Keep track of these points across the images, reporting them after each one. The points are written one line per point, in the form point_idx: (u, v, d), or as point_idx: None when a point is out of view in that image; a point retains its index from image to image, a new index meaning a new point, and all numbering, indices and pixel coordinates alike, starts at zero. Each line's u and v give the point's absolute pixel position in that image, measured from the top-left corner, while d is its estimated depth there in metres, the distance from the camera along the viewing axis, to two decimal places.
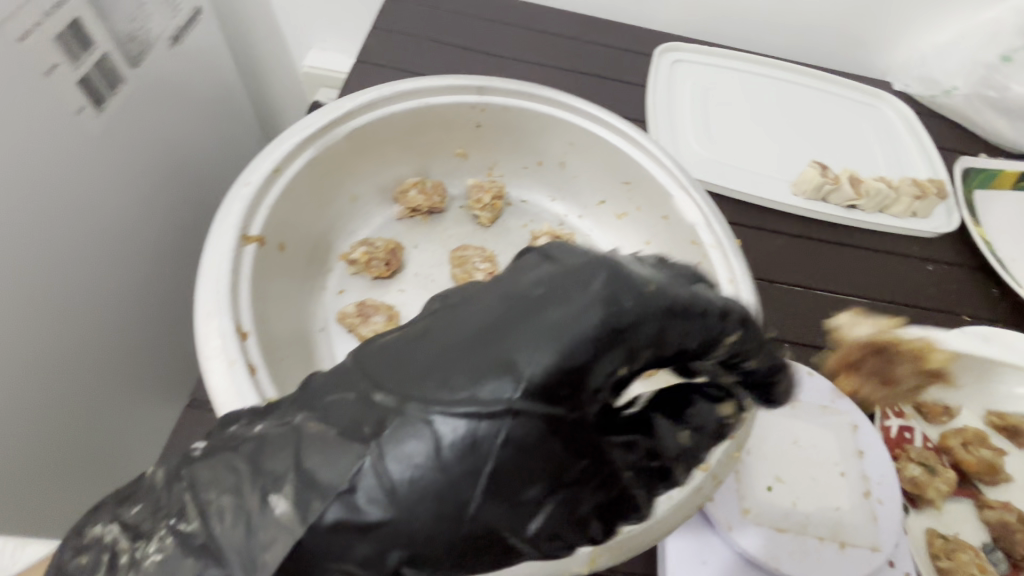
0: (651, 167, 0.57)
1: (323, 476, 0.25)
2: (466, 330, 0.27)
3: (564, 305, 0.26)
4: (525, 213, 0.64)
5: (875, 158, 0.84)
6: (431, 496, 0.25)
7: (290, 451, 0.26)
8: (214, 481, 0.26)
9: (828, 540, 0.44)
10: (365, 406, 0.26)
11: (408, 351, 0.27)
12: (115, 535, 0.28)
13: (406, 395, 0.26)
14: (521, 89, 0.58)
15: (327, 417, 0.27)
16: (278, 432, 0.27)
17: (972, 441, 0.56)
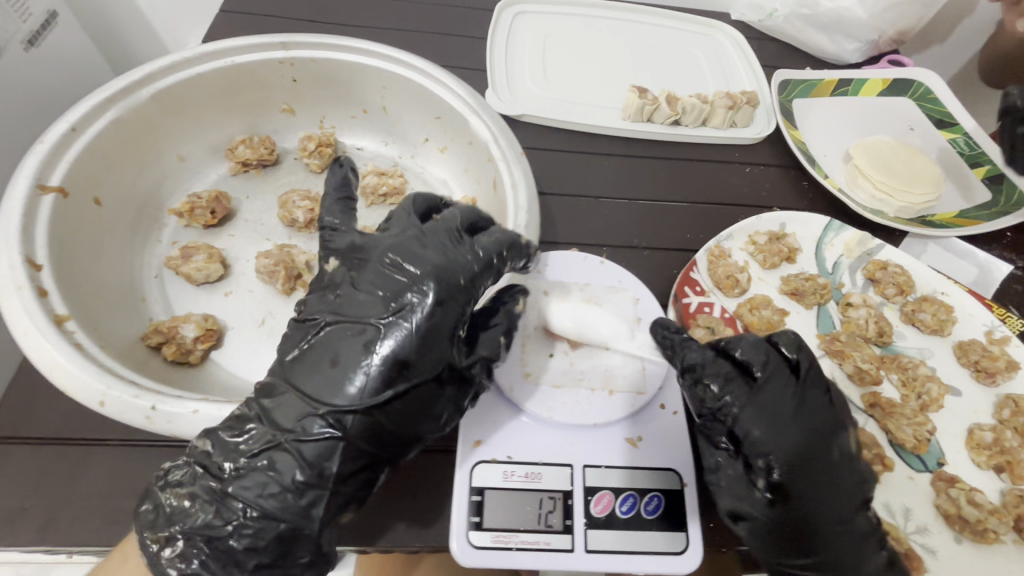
0: (450, 98, 0.63)
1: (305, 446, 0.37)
2: (333, 339, 0.40)
3: (398, 308, 0.40)
4: (358, 158, 0.70)
5: (703, 80, 0.91)
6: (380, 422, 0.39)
7: (286, 432, 0.38)
8: (282, 469, 0.37)
9: (598, 389, 0.52)
10: (308, 400, 0.38)
11: (303, 364, 0.40)
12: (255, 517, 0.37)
13: (315, 391, 0.38)
14: (325, 41, 0.63)
15: (271, 414, 0.39)
16: (276, 417, 0.38)
17: (758, 305, 0.64)
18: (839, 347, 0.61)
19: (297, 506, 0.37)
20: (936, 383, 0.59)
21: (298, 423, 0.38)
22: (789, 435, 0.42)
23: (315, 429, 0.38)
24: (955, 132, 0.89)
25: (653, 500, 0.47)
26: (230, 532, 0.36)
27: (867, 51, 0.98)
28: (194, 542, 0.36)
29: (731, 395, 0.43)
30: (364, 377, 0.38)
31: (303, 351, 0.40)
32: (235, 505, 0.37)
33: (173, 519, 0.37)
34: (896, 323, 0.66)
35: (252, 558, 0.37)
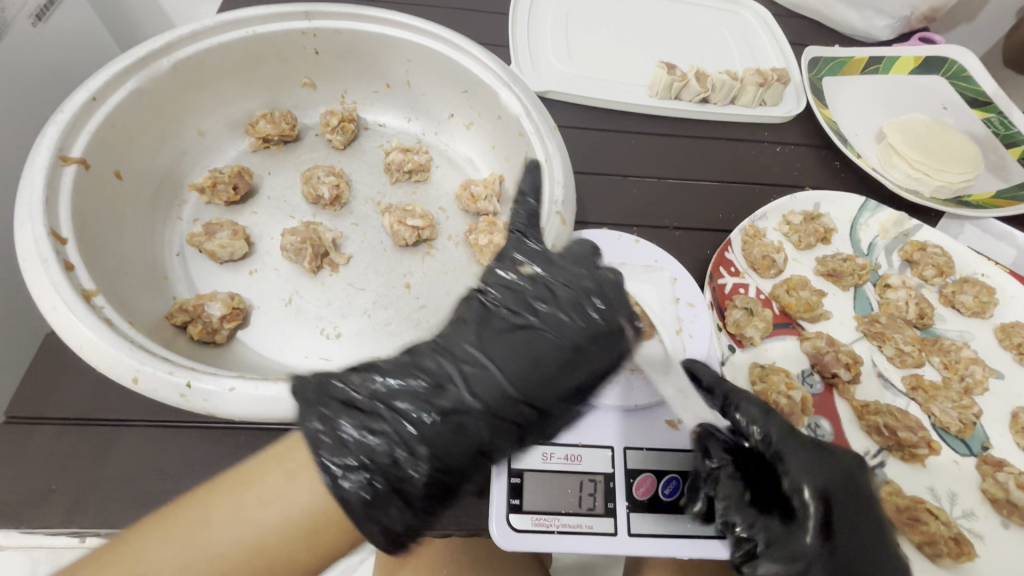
0: (479, 71, 0.61)
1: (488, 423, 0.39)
2: (532, 340, 0.41)
3: (594, 337, 0.42)
4: (380, 134, 0.68)
5: (730, 57, 0.88)
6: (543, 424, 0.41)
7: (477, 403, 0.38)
8: (472, 425, 0.38)
9: (638, 370, 0.50)
10: (501, 390, 0.39)
11: (503, 346, 0.40)
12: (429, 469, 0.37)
13: (508, 381, 0.39)
14: (349, 11, 0.61)
15: (473, 381, 0.39)
16: (469, 385, 0.39)
17: (795, 286, 0.62)
18: (879, 330, 0.59)
19: (471, 464, 0.38)
20: (980, 366, 0.58)
21: (491, 402, 0.38)
22: (851, 510, 0.42)
23: (505, 413, 0.39)
24: (990, 110, 0.87)
25: (697, 483, 0.46)
26: (406, 462, 0.36)
27: (897, 29, 0.95)
28: (375, 476, 0.35)
29: (783, 447, 0.44)
30: (545, 380, 0.40)
31: (498, 338, 0.41)
32: (422, 452, 0.36)
33: (358, 450, 0.35)
34: (935, 305, 0.64)
35: (423, 500, 0.37)
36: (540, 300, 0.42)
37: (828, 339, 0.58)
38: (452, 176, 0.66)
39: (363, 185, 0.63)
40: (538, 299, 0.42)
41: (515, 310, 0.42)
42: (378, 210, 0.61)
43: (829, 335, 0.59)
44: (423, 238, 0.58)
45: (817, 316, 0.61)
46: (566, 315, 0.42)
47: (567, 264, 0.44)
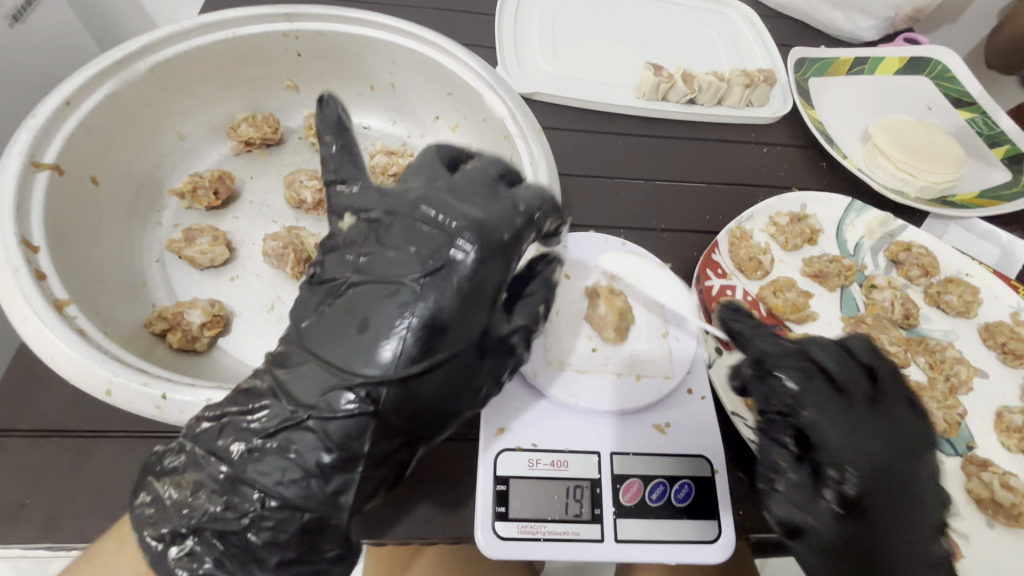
0: (463, 72, 0.60)
1: (332, 402, 0.35)
2: (360, 306, 0.37)
3: (438, 267, 0.37)
4: (364, 137, 0.67)
5: (717, 58, 0.88)
6: (433, 388, 0.37)
7: (317, 389, 0.35)
8: (311, 435, 0.35)
9: (625, 374, 0.50)
10: (329, 372, 0.35)
11: (323, 332, 0.37)
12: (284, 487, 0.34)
13: (342, 360, 0.35)
14: (330, 13, 0.60)
15: (288, 388, 0.36)
16: (299, 383, 0.36)
17: (782, 288, 0.62)
18: (864, 330, 0.60)
19: (322, 492, 0.34)
20: (964, 365, 0.58)
21: (327, 385, 0.35)
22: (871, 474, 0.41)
23: (347, 404, 0.35)
24: (973, 111, 0.87)
25: (683, 488, 0.46)
26: (256, 492, 0.34)
27: (882, 30, 0.96)
28: (251, 519, 0.34)
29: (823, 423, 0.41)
30: (393, 336, 0.35)
31: (323, 322, 0.38)
32: (249, 493, 0.34)
33: (178, 512, 0.35)
34: (920, 305, 0.65)
35: (299, 521, 0.35)
36: (358, 264, 0.39)
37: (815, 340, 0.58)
38: None
39: None
40: (357, 264, 0.39)
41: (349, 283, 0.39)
42: None
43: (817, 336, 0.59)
44: None
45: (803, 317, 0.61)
46: (393, 266, 0.38)
47: (393, 202, 0.40)
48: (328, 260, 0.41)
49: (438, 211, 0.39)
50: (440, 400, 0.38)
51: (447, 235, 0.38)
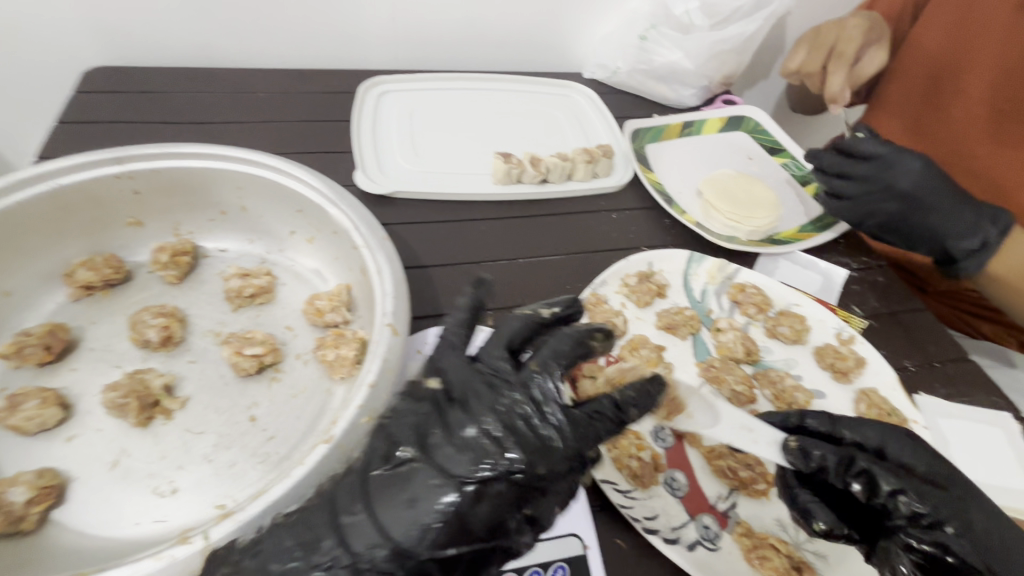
0: (305, 193, 0.63)
1: (416, 543, 0.37)
2: (459, 459, 0.39)
3: (530, 437, 0.41)
4: (221, 261, 0.67)
5: (564, 136, 0.98)
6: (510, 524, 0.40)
7: (406, 525, 0.37)
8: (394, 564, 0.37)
9: None
10: (424, 519, 0.37)
11: (423, 475, 0.39)
12: None
13: (437, 511, 0.37)
14: (165, 151, 0.61)
15: (377, 517, 0.38)
16: (393, 515, 0.37)
17: (637, 345, 0.67)
18: (715, 373, 0.65)
19: None
20: (801, 393, 0.65)
21: (418, 530, 0.37)
22: (984, 542, 0.46)
23: (428, 545, 0.37)
24: (785, 156, 1.02)
25: (558, 571, 0.47)
26: None
27: (701, 95, 1.12)
28: None
29: (934, 493, 0.48)
30: (475, 497, 0.38)
31: (421, 468, 0.39)
32: None
33: None
34: (762, 339, 0.72)
35: None
36: (466, 409, 0.42)
37: None
38: (299, 291, 0.67)
39: (201, 317, 0.61)
40: (466, 410, 0.42)
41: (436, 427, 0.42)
42: (218, 341, 0.59)
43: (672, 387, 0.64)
44: (267, 363, 0.58)
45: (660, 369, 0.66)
46: (496, 422, 0.41)
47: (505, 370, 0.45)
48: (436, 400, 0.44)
49: (544, 385, 0.43)
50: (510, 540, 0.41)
51: (547, 412, 0.42)
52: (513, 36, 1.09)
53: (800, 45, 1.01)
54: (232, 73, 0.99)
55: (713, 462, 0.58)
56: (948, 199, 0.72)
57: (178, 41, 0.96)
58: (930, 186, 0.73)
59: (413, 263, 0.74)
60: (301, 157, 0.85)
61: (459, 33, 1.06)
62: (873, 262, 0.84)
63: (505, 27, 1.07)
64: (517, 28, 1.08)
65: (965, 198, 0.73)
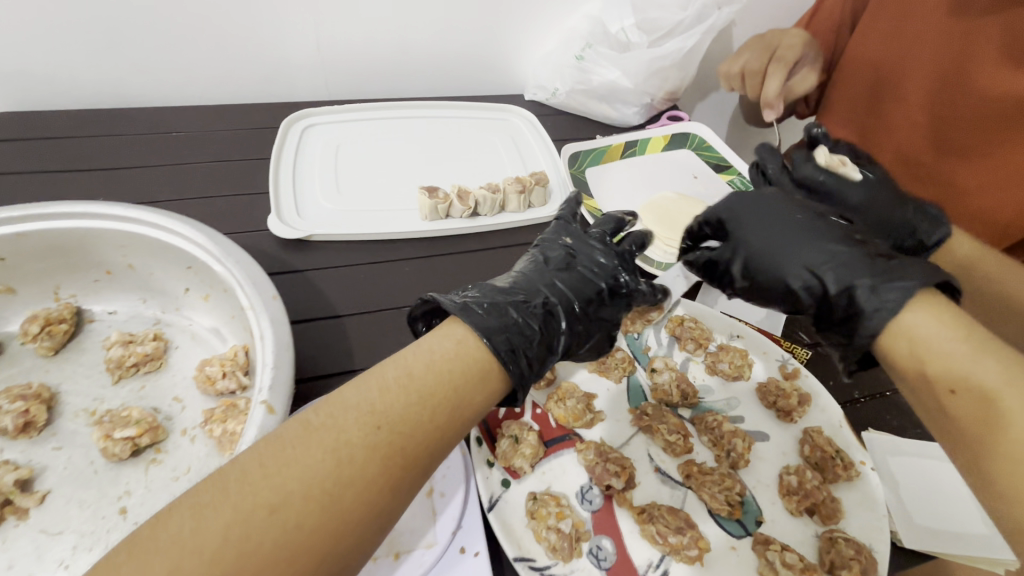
0: (191, 250, 0.58)
1: (595, 298, 0.51)
2: (595, 262, 0.53)
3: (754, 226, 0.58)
4: (108, 326, 0.62)
5: (500, 164, 0.94)
6: (534, 363, 0.44)
7: (570, 293, 0.50)
8: (577, 307, 0.49)
9: (383, 557, 0.46)
10: (576, 295, 0.50)
11: (582, 268, 0.52)
12: (550, 341, 0.46)
13: (580, 291, 0.50)
14: (29, 213, 0.55)
15: (564, 285, 0.50)
16: (582, 287, 0.51)
17: (564, 395, 0.62)
18: (647, 422, 0.61)
19: (540, 352, 0.45)
20: (739, 437, 0.60)
21: (574, 296, 0.49)
22: (798, 245, 0.47)
23: (574, 312, 0.49)
24: (731, 173, 0.99)
25: None
26: (504, 343, 0.43)
27: (645, 112, 1.09)
28: (514, 352, 0.43)
29: (756, 219, 0.50)
30: (604, 287, 0.52)
31: (595, 263, 0.53)
32: (538, 326, 0.46)
33: (503, 325, 0.44)
34: (702, 376, 0.68)
35: (527, 363, 0.44)
36: (596, 237, 0.55)
37: (597, 448, 0.57)
38: (193, 354, 0.61)
39: (76, 394, 0.55)
40: (597, 236, 0.55)
41: (554, 274, 0.51)
42: (91, 421, 0.54)
43: (599, 441, 0.59)
44: (144, 445, 0.52)
45: (589, 421, 0.61)
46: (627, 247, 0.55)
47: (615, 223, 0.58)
48: (569, 238, 0.55)
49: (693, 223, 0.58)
50: (520, 382, 0.43)
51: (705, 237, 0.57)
52: (448, 59, 1.06)
53: (745, 49, 0.98)
54: (147, 114, 0.94)
55: (643, 526, 0.53)
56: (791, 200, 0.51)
57: (84, 84, 0.91)
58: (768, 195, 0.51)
59: (326, 313, 0.69)
60: (212, 202, 0.80)
61: (390, 60, 1.02)
62: None
63: (437, 52, 1.03)
64: (451, 52, 1.04)
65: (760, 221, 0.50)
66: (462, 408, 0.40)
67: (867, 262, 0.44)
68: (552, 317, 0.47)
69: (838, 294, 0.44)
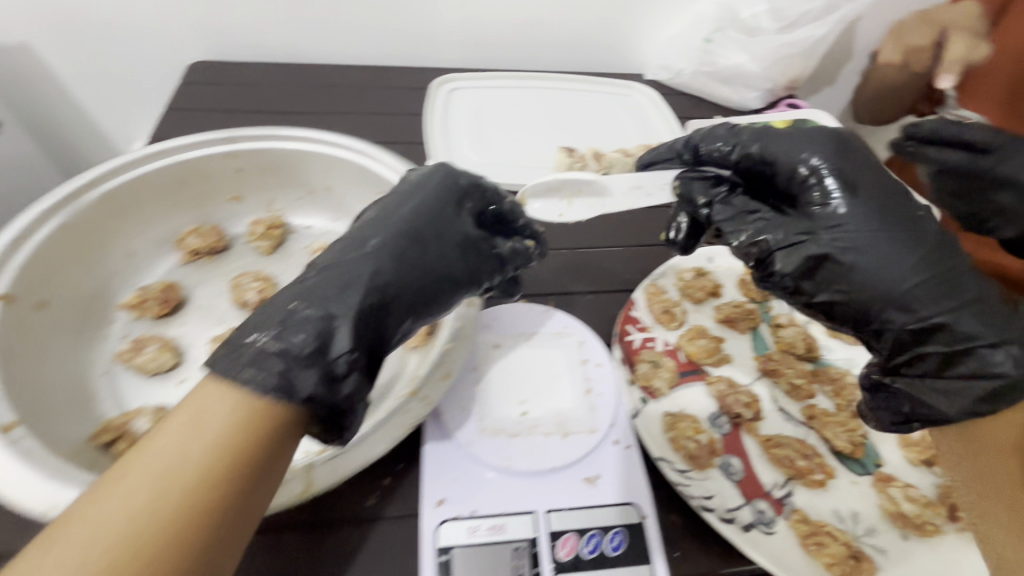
0: (388, 175, 0.68)
1: (382, 258, 0.46)
2: (390, 229, 0.49)
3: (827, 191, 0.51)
4: (307, 236, 0.73)
5: (625, 134, 1.00)
6: (310, 339, 0.39)
7: (345, 267, 0.45)
8: (381, 273, 0.45)
9: (554, 433, 0.54)
10: (357, 266, 0.45)
11: (352, 241, 0.48)
12: (308, 329, 0.40)
13: (372, 259, 0.46)
14: (266, 134, 0.68)
15: (330, 270, 0.44)
16: (343, 261, 0.45)
17: (695, 335, 0.68)
18: (773, 366, 0.66)
19: (326, 330, 0.41)
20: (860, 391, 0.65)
21: (372, 264, 0.45)
22: (889, 268, 0.43)
23: (370, 278, 0.44)
24: None
25: (616, 536, 0.49)
26: (268, 346, 0.38)
27: (766, 98, 1.12)
28: (283, 350, 0.38)
29: (854, 208, 0.45)
30: (394, 254, 0.47)
31: (378, 228, 0.49)
32: (315, 310, 0.41)
33: (272, 328, 0.40)
34: (823, 337, 0.72)
35: (307, 348, 0.39)
36: (404, 195, 0.53)
37: (728, 381, 0.64)
38: None
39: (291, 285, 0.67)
40: (399, 196, 0.53)
41: (365, 242, 0.47)
42: None
43: (729, 377, 0.65)
44: None
45: (719, 360, 0.67)
46: (421, 207, 0.52)
47: (441, 182, 0.55)
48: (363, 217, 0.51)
49: (703, 142, 0.55)
50: (299, 358, 0.38)
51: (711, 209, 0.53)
52: (580, 37, 1.13)
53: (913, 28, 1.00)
54: (315, 66, 1.07)
55: (771, 451, 0.58)
56: (877, 193, 0.45)
57: (268, 40, 1.04)
58: (839, 184, 0.46)
59: None
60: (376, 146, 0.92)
61: (527, 34, 1.10)
62: None
63: (572, 30, 1.11)
64: (585, 30, 1.11)
65: (854, 220, 0.44)
66: (187, 480, 0.32)
67: (972, 305, 0.41)
68: (344, 291, 0.43)
69: (930, 330, 0.42)
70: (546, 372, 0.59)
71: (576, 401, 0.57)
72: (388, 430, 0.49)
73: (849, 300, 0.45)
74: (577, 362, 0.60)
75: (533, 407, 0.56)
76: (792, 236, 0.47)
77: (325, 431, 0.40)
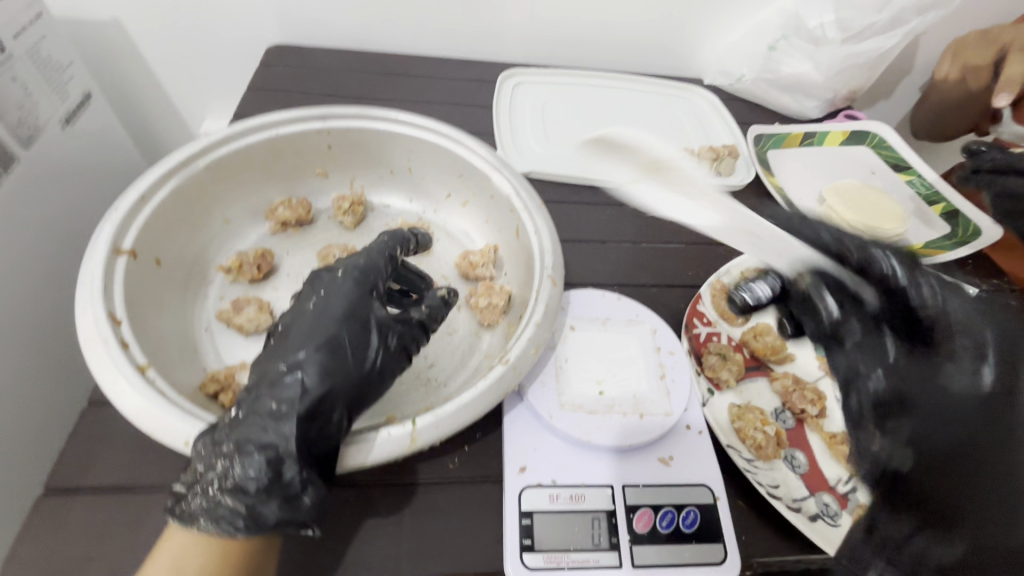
0: (471, 159, 0.71)
1: (303, 373, 0.46)
2: (307, 332, 0.49)
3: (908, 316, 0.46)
4: (386, 214, 0.77)
5: (686, 135, 1.02)
6: (261, 476, 0.42)
7: (274, 387, 0.45)
8: (308, 387, 0.45)
9: (631, 413, 0.56)
10: (277, 381, 0.45)
11: (285, 340, 0.48)
12: (257, 470, 0.41)
13: (291, 370, 0.46)
14: (358, 113, 0.71)
15: (250, 400, 0.45)
16: (270, 373, 0.46)
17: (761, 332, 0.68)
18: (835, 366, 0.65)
19: (271, 471, 0.42)
20: None
21: (292, 387, 0.45)
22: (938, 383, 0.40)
23: (298, 391, 0.45)
24: (911, 174, 1.01)
25: (690, 514, 0.51)
26: (228, 496, 0.41)
27: (825, 107, 1.12)
28: (233, 491, 0.41)
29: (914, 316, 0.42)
30: (318, 363, 0.47)
31: (301, 328, 0.49)
32: (249, 455, 0.42)
33: (216, 476, 0.42)
34: None
35: (261, 485, 0.42)
36: (323, 286, 0.52)
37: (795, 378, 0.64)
38: (451, 248, 0.75)
39: None
40: (320, 285, 0.53)
41: (295, 352, 0.47)
42: None
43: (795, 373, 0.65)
44: None
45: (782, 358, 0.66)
46: (335, 302, 0.51)
47: (356, 270, 0.54)
48: (285, 320, 0.51)
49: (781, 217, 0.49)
50: (274, 491, 0.42)
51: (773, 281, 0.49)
52: (643, 38, 1.14)
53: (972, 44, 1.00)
54: (385, 55, 1.10)
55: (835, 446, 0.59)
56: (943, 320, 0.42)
57: (343, 28, 1.08)
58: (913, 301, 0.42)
59: None
60: None
61: (592, 33, 1.13)
62: (1004, 284, 0.84)
63: (636, 32, 1.13)
64: (648, 32, 1.13)
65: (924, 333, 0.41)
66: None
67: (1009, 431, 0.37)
68: (275, 419, 0.44)
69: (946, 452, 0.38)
70: (619, 356, 0.61)
71: (650, 385, 0.59)
72: (472, 408, 0.50)
73: (897, 397, 0.41)
74: (651, 349, 0.63)
75: (608, 389, 0.58)
76: (854, 329, 0.43)
77: (301, 526, 0.43)
